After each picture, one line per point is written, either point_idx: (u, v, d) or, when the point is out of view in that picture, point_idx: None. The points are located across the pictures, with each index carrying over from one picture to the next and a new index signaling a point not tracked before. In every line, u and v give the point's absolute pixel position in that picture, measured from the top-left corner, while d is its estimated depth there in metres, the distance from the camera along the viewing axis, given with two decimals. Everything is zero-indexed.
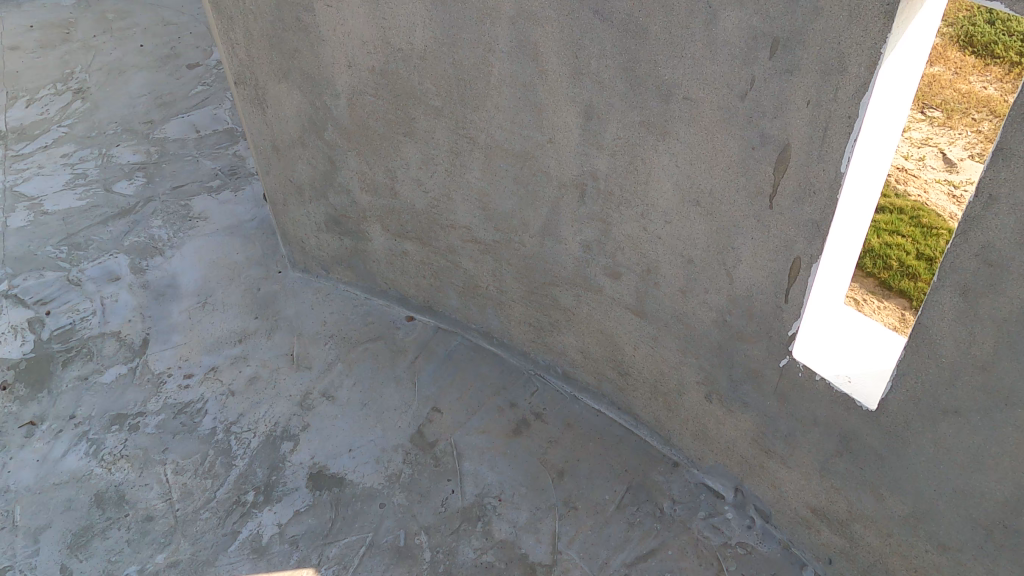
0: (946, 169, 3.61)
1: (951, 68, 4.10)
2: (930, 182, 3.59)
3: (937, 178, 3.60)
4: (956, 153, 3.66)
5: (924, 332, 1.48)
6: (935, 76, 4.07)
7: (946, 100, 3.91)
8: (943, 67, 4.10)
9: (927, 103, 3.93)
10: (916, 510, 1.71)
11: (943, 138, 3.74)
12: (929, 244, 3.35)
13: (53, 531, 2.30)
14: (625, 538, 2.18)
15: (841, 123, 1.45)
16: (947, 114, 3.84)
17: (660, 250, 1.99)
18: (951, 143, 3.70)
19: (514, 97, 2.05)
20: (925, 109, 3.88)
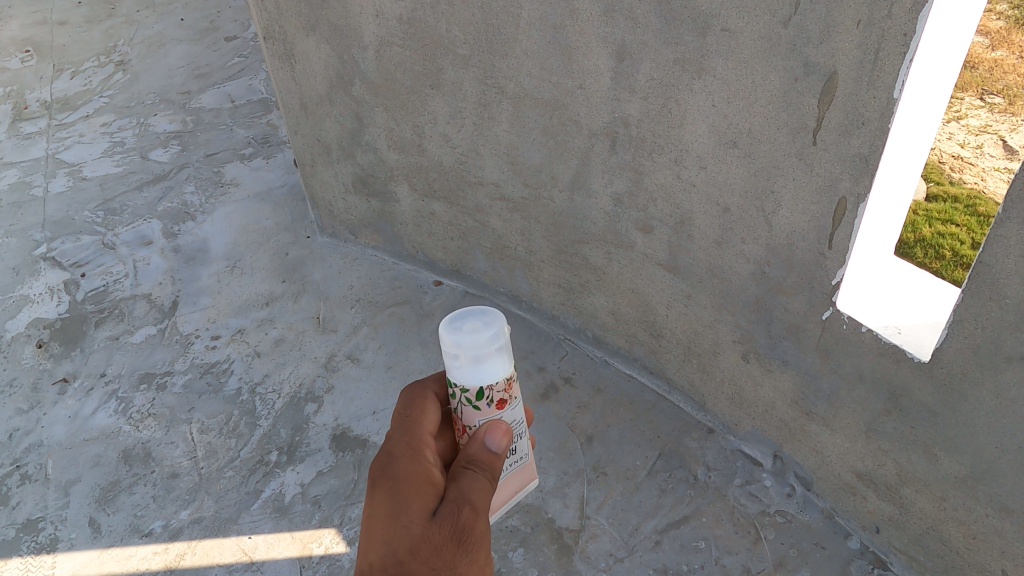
0: (1006, 157, 3.58)
1: (1016, 51, 4.14)
2: (988, 170, 3.54)
3: (995, 167, 3.55)
4: (1017, 141, 3.64)
5: (989, 271, 1.35)
6: (999, 61, 4.11)
7: (1009, 86, 3.94)
8: (1006, 51, 4.14)
9: (988, 89, 3.96)
10: (974, 471, 1.57)
11: (1004, 125, 3.73)
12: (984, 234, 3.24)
13: (82, 486, 2.29)
14: (656, 504, 2.08)
15: (896, 42, 1.31)
16: (1009, 101, 3.86)
17: (694, 199, 1.88)
18: (1012, 131, 3.69)
19: (544, 40, 1.93)
20: (984, 96, 3.91)
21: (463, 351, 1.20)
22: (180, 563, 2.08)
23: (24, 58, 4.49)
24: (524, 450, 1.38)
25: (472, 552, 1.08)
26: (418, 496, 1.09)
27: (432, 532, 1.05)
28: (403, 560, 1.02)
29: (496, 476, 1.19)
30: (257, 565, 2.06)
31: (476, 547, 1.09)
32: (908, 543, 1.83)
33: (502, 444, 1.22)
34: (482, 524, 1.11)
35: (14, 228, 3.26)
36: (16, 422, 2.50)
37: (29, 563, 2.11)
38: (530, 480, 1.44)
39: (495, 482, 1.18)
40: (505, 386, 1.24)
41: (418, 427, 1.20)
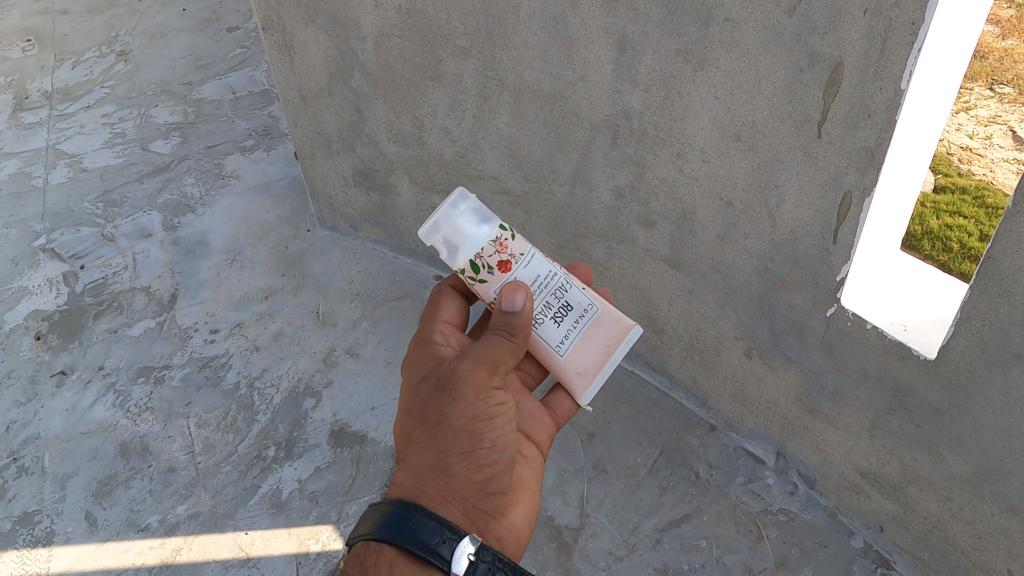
0: (1016, 148, 3.53)
1: None
2: (997, 161, 3.49)
3: (1005, 158, 3.50)
4: None
5: (997, 267, 1.31)
6: (1009, 50, 4.05)
7: (1019, 76, 3.89)
8: (1016, 41, 4.08)
9: (997, 80, 3.91)
10: (980, 471, 1.54)
11: (1014, 116, 3.68)
12: (992, 225, 3.20)
13: (79, 479, 2.28)
14: (657, 502, 2.06)
15: (904, 31, 1.28)
16: (1019, 91, 3.81)
17: (696, 193, 1.84)
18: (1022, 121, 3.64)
19: (544, 30, 1.90)
20: (994, 86, 3.86)
21: (441, 231, 1.23)
22: (177, 558, 2.06)
23: (26, 47, 4.48)
24: (582, 299, 1.34)
25: (454, 391, 1.22)
26: (418, 367, 1.30)
27: (422, 386, 1.26)
28: (406, 415, 1.27)
29: (512, 330, 1.24)
30: (254, 561, 2.04)
31: (458, 384, 1.22)
32: (913, 542, 1.80)
33: (517, 301, 1.23)
34: (470, 364, 1.22)
35: (14, 220, 3.25)
36: (13, 415, 2.49)
37: (24, 557, 2.10)
38: (624, 328, 1.35)
39: (508, 333, 1.24)
40: (497, 248, 1.25)
41: (433, 317, 1.38)
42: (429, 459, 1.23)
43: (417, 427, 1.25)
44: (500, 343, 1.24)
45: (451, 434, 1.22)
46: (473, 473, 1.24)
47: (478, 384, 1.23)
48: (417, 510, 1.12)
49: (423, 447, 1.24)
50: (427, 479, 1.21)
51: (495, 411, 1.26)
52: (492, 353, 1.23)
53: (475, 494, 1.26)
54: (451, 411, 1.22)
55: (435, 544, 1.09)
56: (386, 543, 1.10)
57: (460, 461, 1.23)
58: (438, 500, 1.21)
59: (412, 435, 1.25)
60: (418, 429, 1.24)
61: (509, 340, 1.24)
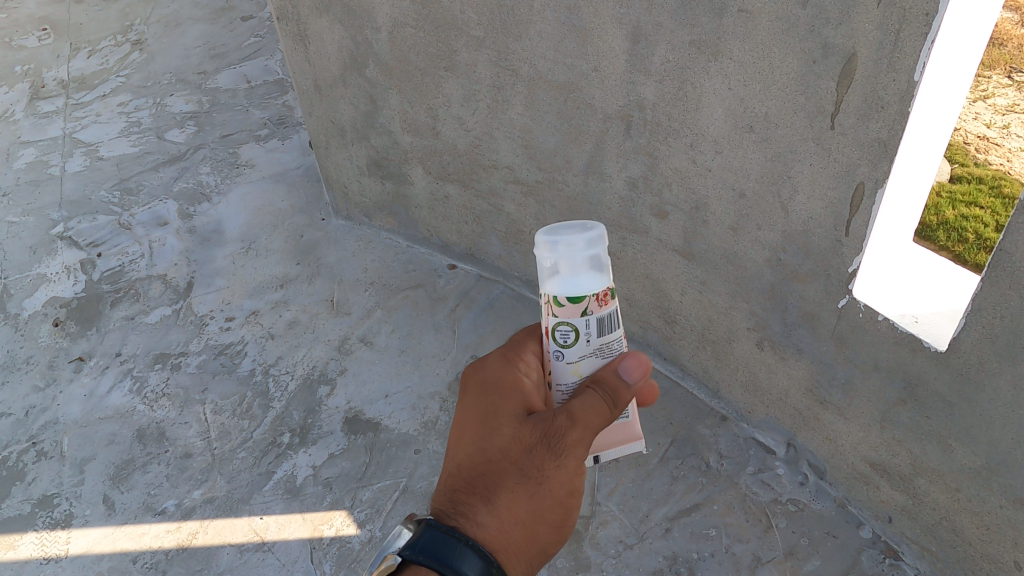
0: None
1: None
2: (1014, 151, 3.47)
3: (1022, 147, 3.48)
4: None
5: (1008, 259, 1.32)
6: None
7: None
8: None
9: (1015, 69, 3.89)
10: (989, 462, 1.55)
11: None
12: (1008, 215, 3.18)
13: (96, 464, 2.32)
14: (667, 491, 2.07)
15: (917, 22, 1.27)
16: None
17: (709, 184, 1.85)
18: None
19: (558, 21, 1.90)
20: (1012, 75, 3.84)
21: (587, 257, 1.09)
22: (193, 542, 2.10)
23: (41, 36, 4.52)
24: None
25: (563, 455, 1.16)
26: (508, 394, 1.22)
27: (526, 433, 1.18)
28: (493, 454, 1.20)
29: (617, 402, 1.12)
30: (269, 545, 2.07)
31: (570, 451, 1.15)
32: (921, 533, 1.81)
33: (635, 374, 1.14)
34: (581, 431, 1.14)
35: (31, 208, 3.29)
36: (32, 399, 2.54)
37: (44, 538, 2.14)
38: (630, 441, 1.26)
39: (612, 401, 1.12)
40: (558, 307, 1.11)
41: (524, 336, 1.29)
42: (519, 514, 1.18)
43: (508, 474, 1.19)
44: (601, 406, 1.12)
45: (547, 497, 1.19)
46: (549, 537, 1.23)
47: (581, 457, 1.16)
48: (460, 540, 1.14)
49: (513, 497, 1.18)
50: (512, 529, 1.18)
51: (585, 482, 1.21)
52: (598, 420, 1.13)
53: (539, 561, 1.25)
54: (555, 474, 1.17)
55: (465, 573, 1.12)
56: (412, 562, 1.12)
57: (546, 527, 1.21)
58: (520, 553, 1.19)
59: (504, 480, 1.19)
60: (514, 478, 1.18)
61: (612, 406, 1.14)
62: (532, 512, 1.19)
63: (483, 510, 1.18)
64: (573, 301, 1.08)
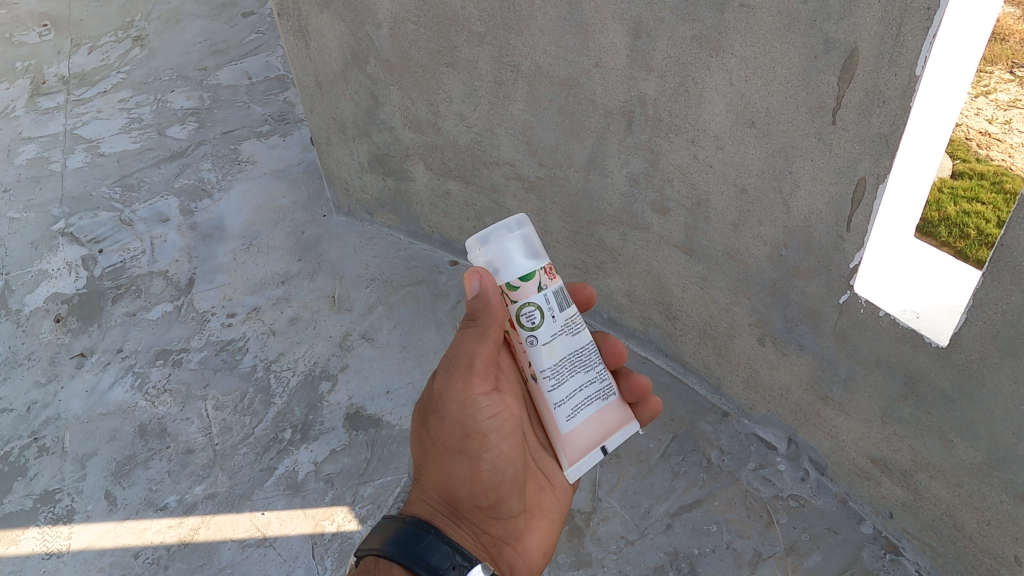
0: None
1: None
2: (1016, 146, 3.46)
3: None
4: None
5: (1009, 255, 1.32)
6: None
7: None
8: None
9: (1017, 64, 3.88)
10: (990, 458, 1.55)
11: None
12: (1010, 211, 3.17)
13: (98, 459, 2.32)
14: (668, 487, 2.07)
15: (919, 16, 1.27)
16: None
17: (710, 179, 1.85)
18: None
19: (559, 16, 1.90)
20: (1013, 70, 3.84)
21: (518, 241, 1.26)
22: (194, 537, 2.10)
23: (42, 32, 4.52)
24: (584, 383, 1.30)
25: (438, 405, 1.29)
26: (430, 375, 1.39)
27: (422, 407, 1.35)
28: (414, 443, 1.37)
29: (474, 318, 1.24)
30: (270, 540, 2.08)
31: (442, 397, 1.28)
32: (922, 529, 1.81)
33: (474, 284, 1.23)
34: (449, 369, 1.27)
35: (33, 204, 3.30)
36: (34, 395, 2.54)
37: (46, 533, 2.15)
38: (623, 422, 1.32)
39: (472, 318, 1.25)
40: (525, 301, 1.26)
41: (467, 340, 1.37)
42: (431, 475, 1.32)
43: (421, 452, 1.35)
44: (466, 335, 1.25)
45: (446, 449, 1.30)
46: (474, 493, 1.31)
47: (456, 392, 1.27)
48: (433, 535, 1.17)
49: (427, 458, 1.32)
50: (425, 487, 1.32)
51: (488, 425, 1.28)
52: (462, 349, 1.25)
53: (484, 518, 1.33)
54: (441, 424, 1.29)
55: (444, 568, 1.14)
56: (390, 558, 1.14)
57: (462, 483, 1.30)
58: (439, 511, 1.29)
59: (420, 447, 1.35)
60: (422, 451, 1.34)
61: (473, 328, 1.24)
62: (436, 469, 1.31)
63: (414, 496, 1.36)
64: (526, 278, 1.23)
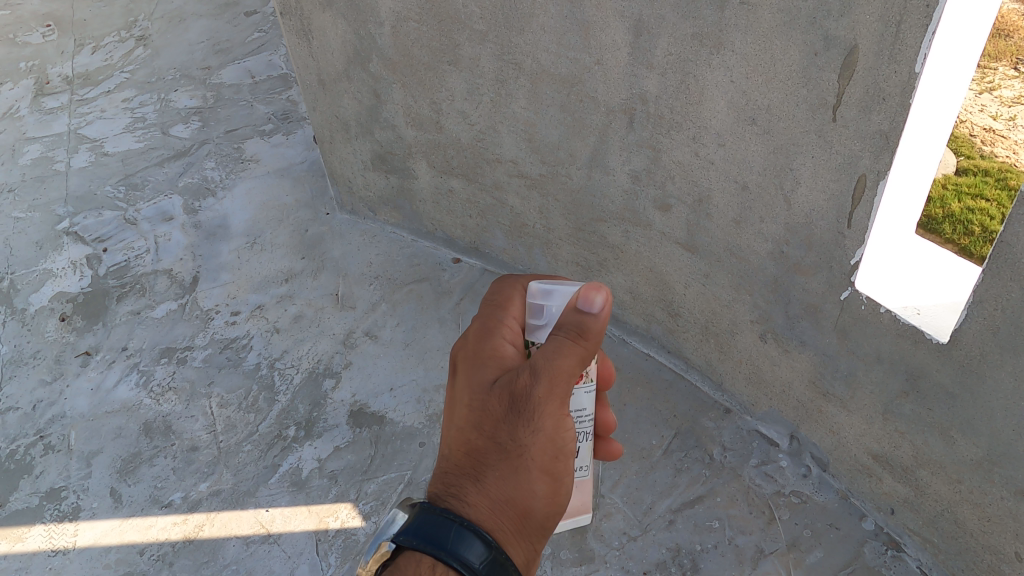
0: None
1: None
2: (1020, 142, 3.46)
3: None
4: None
5: (1009, 251, 1.32)
6: None
7: None
8: None
9: (1021, 61, 3.87)
10: (991, 454, 1.55)
11: None
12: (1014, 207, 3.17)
13: (104, 457, 2.34)
14: (671, 484, 2.08)
15: (918, 13, 1.28)
16: None
17: (712, 176, 1.85)
18: None
19: (561, 14, 1.90)
20: (1017, 67, 3.83)
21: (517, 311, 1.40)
22: (199, 534, 2.12)
23: (46, 32, 4.54)
24: (584, 464, 1.35)
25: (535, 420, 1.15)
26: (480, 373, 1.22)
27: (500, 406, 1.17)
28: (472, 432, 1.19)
29: (583, 334, 1.13)
30: (274, 537, 2.09)
31: (540, 412, 1.15)
32: (923, 525, 1.81)
33: (597, 302, 1.12)
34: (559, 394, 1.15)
35: (37, 204, 3.31)
36: (39, 394, 2.56)
37: (51, 531, 2.16)
38: (581, 514, 1.42)
39: (579, 334, 1.13)
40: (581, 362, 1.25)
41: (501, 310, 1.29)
42: (507, 493, 1.16)
43: (488, 452, 1.17)
44: (565, 346, 1.13)
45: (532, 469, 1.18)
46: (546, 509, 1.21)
47: (553, 412, 1.16)
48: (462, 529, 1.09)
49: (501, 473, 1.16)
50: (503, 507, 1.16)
51: (569, 447, 1.21)
52: (563, 363, 1.13)
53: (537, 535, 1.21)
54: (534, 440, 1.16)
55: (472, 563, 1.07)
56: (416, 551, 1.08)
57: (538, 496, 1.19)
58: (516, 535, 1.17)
59: (486, 461, 1.17)
60: (494, 454, 1.17)
61: (577, 344, 1.13)
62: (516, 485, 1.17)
63: (473, 491, 1.15)
64: None
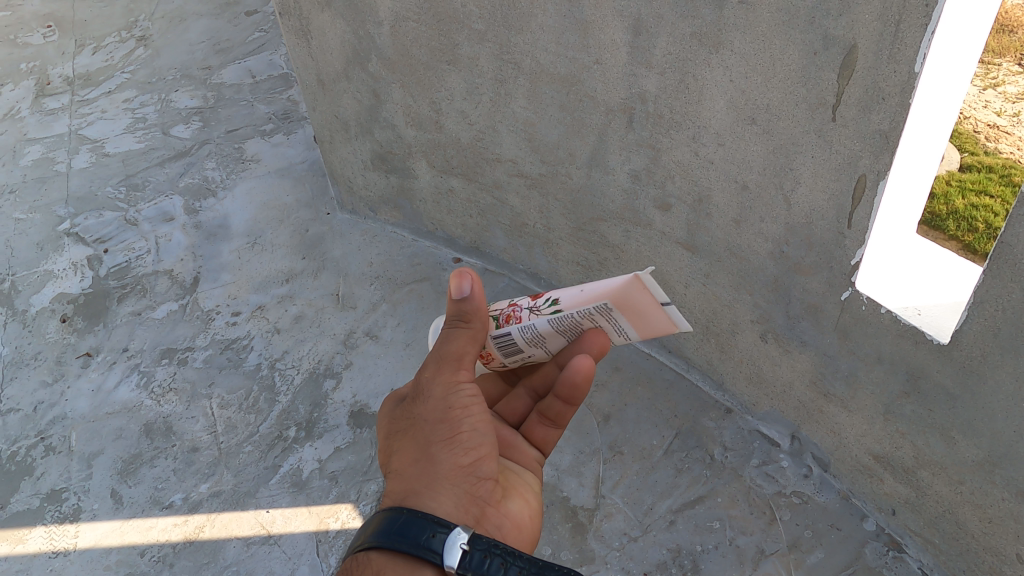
0: None
1: None
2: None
3: None
4: None
5: (1009, 252, 1.31)
6: None
7: None
8: None
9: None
10: (992, 455, 1.54)
11: None
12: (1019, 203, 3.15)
13: (104, 458, 2.34)
14: (671, 484, 2.07)
15: (917, 12, 1.27)
16: None
17: (712, 176, 1.84)
18: None
19: (559, 13, 1.90)
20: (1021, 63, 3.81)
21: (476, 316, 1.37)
22: (200, 535, 2.12)
23: (46, 33, 4.54)
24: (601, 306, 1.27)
25: (424, 387, 1.18)
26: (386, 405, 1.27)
27: (399, 408, 1.22)
28: (382, 439, 1.22)
29: (465, 318, 1.21)
30: (275, 538, 2.09)
31: (428, 382, 1.18)
32: (924, 526, 1.81)
33: (465, 286, 1.18)
34: (435, 362, 1.19)
35: (38, 205, 3.32)
36: (40, 395, 2.56)
37: (52, 532, 2.17)
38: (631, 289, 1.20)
39: (461, 320, 1.21)
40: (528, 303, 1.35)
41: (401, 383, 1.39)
42: (413, 457, 1.14)
43: (395, 440, 1.19)
44: (454, 332, 1.20)
45: (428, 426, 1.16)
46: (456, 455, 1.14)
47: (444, 378, 1.18)
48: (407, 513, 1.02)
49: (406, 449, 1.16)
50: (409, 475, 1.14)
51: (469, 399, 1.18)
52: (452, 345, 1.20)
53: (468, 480, 1.15)
54: (424, 404, 1.17)
55: (427, 541, 0.99)
56: (376, 549, 0.99)
57: (444, 448, 1.14)
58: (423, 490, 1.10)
59: (394, 448, 1.19)
60: (396, 440, 1.18)
61: (464, 328, 1.21)
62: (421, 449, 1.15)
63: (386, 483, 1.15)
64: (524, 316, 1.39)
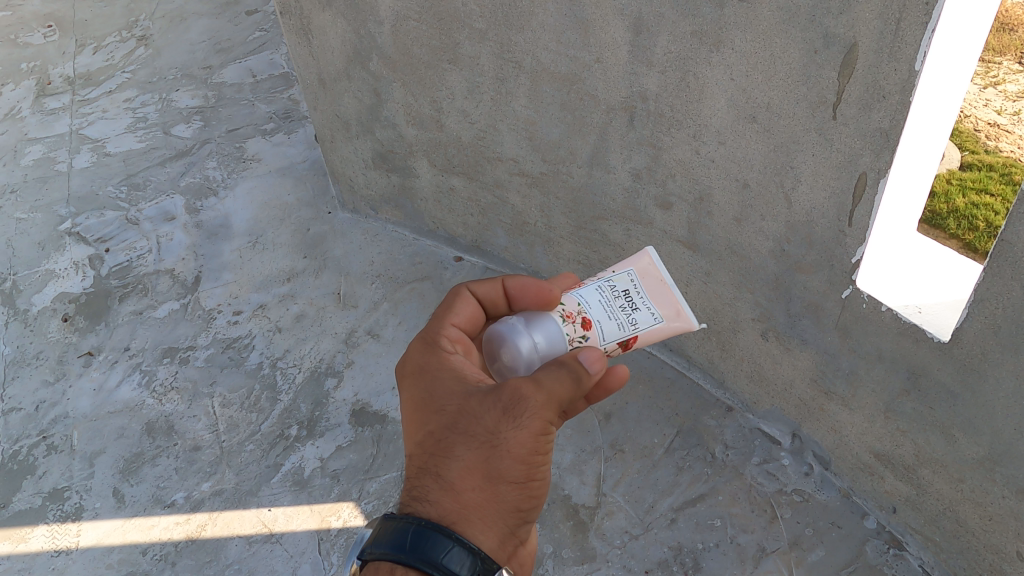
0: None
1: None
2: None
3: None
4: None
5: (1009, 251, 1.31)
6: None
7: None
8: None
9: None
10: (992, 453, 1.54)
11: None
12: None
13: (106, 457, 2.35)
14: (673, 482, 2.08)
15: (918, 10, 1.27)
16: None
17: (712, 174, 1.84)
18: None
19: (560, 12, 1.90)
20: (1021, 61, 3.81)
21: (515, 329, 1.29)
22: (202, 534, 2.12)
23: (47, 33, 4.54)
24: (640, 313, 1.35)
25: (518, 417, 1.12)
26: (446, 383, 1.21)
27: (472, 409, 1.16)
28: (444, 430, 1.17)
29: (578, 371, 1.15)
30: (277, 537, 2.10)
31: (523, 410, 1.12)
32: (925, 524, 1.81)
33: (593, 366, 1.17)
34: (542, 400, 1.13)
35: (39, 205, 3.32)
36: (42, 394, 2.56)
37: (55, 531, 2.17)
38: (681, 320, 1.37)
39: (578, 373, 1.15)
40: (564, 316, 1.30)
41: (443, 319, 1.31)
42: (476, 482, 1.13)
43: (458, 448, 1.14)
44: (562, 373, 1.14)
45: (506, 460, 1.13)
46: (520, 500, 1.16)
47: (542, 420, 1.13)
48: (451, 540, 1.06)
49: (470, 469, 1.13)
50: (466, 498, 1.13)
51: (547, 451, 1.16)
52: (555, 386, 1.14)
53: (516, 523, 1.17)
54: (511, 435, 1.12)
55: (455, 568, 1.04)
56: (400, 564, 1.04)
57: (512, 489, 1.14)
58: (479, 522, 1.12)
59: (453, 451, 1.15)
60: (466, 447, 1.14)
61: (565, 370, 1.15)
62: (486, 478, 1.13)
63: (436, 488, 1.13)
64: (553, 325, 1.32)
